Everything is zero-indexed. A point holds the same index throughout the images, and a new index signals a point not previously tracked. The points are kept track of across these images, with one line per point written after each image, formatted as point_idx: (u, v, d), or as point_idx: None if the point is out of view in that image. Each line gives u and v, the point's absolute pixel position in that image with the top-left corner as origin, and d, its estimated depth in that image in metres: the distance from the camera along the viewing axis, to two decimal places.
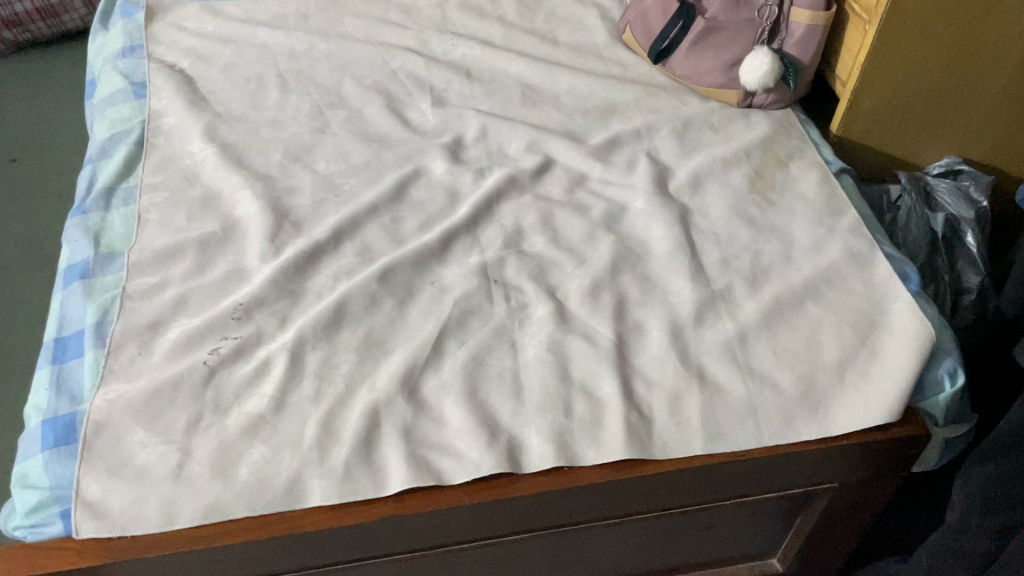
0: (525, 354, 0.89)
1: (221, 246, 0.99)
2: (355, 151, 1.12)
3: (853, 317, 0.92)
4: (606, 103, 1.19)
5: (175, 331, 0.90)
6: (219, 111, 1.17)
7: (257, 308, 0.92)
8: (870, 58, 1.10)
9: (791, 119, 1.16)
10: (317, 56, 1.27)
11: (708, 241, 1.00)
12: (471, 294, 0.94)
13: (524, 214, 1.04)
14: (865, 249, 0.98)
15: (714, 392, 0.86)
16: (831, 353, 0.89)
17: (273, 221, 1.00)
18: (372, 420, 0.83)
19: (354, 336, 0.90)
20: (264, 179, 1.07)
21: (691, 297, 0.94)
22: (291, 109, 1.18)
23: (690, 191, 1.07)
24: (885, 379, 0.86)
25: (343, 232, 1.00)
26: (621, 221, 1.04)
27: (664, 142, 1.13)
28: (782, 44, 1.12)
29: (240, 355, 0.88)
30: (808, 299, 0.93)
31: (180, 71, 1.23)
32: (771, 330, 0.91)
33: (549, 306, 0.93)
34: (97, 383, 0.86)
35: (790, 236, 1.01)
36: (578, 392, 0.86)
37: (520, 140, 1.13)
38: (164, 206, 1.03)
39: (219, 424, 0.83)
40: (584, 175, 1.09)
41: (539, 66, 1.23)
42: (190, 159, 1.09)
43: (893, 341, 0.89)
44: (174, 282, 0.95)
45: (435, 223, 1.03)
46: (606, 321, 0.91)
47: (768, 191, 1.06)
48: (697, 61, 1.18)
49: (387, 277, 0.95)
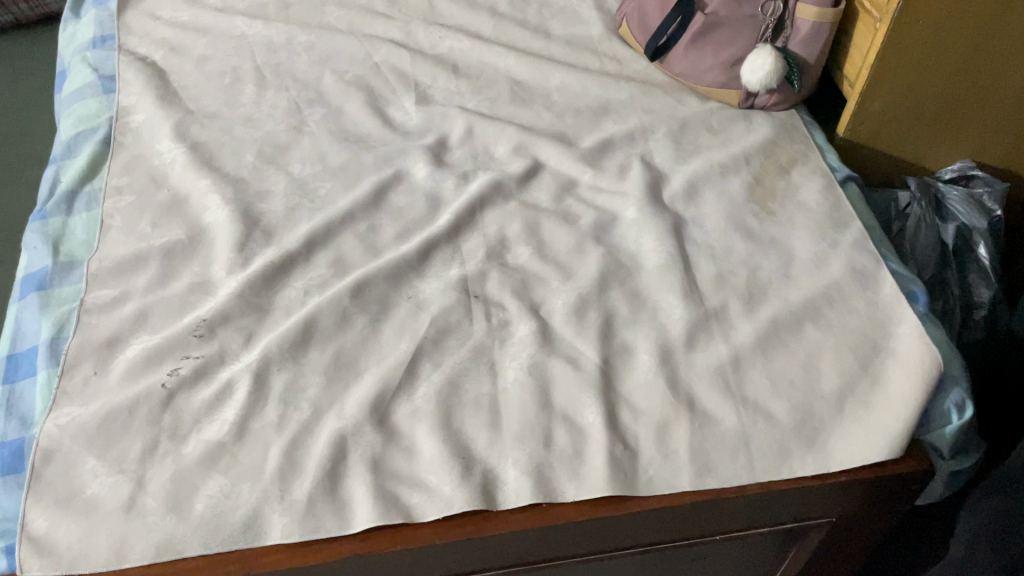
0: (506, 377, 0.84)
1: (187, 255, 0.94)
2: (332, 152, 1.06)
3: (855, 341, 0.86)
4: (600, 102, 1.13)
5: (134, 349, 0.85)
6: (192, 107, 1.11)
7: (221, 325, 0.87)
8: (879, 60, 1.03)
9: (794, 122, 1.10)
10: (296, 48, 1.20)
11: (702, 255, 0.94)
12: (449, 311, 0.89)
13: (508, 223, 0.98)
14: (870, 266, 0.92)
15: (705, 422, 0.81)
16: (830, 381, 0.83)
17: (242, 229, 0.95)
18: (338, 450, 0.77)
19: (323, 355, 0.85)
20: (235, 182, 1.01)
21: (683, 317, 0.88)
22: (267, 105, 1.12)
23: (686, 199, 1.00)
24: (888, 411, 0.81)
25: (316, 241, 0.95)
26: (611, 231, 0.98)
27: (659, 145, 1.07)
28: (787, 41, 1.06)
29: (201, 376, 0.83)
30: (807, 321, 0.88)
31: (152, 64, 1.16)
32: (768, 354, 0.85)
33: (531, 325, 0.87)
34: (48, 406, 0.81)
35: (790, 250, 0.95)
36: (560, 421, 0.80)
37: (507, 141, 1.07)
38: (129, 212, 0.98)
39: (176, 452, 0.78)
40: (573, 180, 1.03)
41: (529, 61, 1.17)
42: (157, 159, 1.04)
43: (898, 369, 0.83)
44: (135, 295, 0.90)
45: (414, 231, 0.97)
46: (591, 343, 0.86)
47: (768, 200, 1.00)
48: (696, 59, 1.11)
49: (361, 292, 0.90)
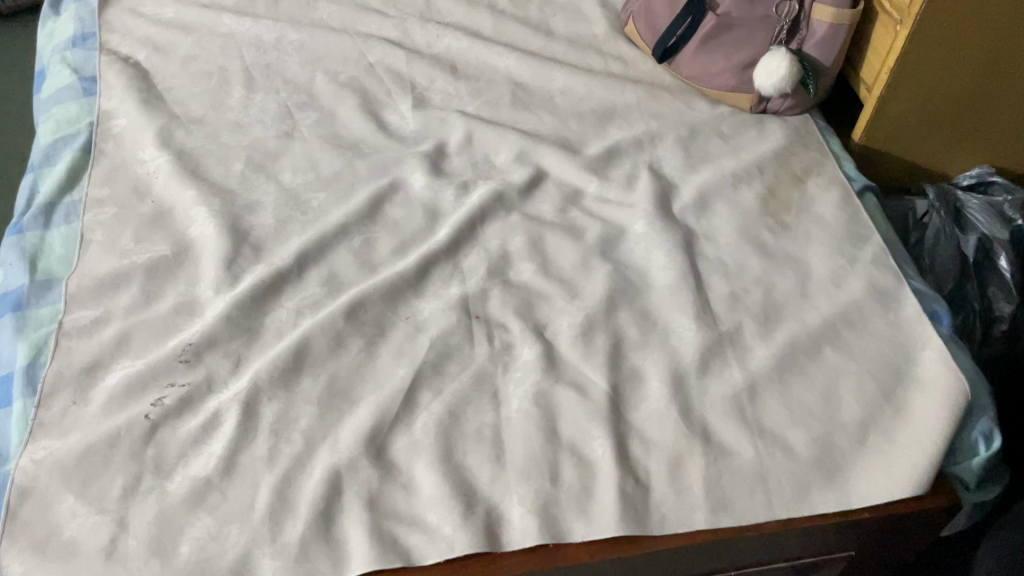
0: (509, 407, 0.79)
1: (172, 273, 0.89)
2: (324, 160, 1.00)
3: (876, 366, 0.82)
4: (605, 105, 1.08)
5: (115, 376, 0.80)
6: (177, 111, 1.05)
7: (208, 349, 0.82)
8: (900, 64, 0.98)
9: (809, 127, 1.05)
10: (286, 47, 1.15)
11: (715, 271, 0.90)
12: (449, 334, 0.85)
13: (511, 237, 0.94)
14: (891, 284, 0.88)
15: (720, 455, 0.76)
16: (851, 411, 0.79)
17: (230, 244, 0.90)
18: (333, 487, 0.73)
19: (316, 383, 0.80)
20: (222, 193, 0.96)
21: (696, 340, 0.83)
22: (256, 109, 1.07)
23: (696, 211, 0.96)
24: (912, 444, 0.77)
25: (308, 257, 0.90)
26: (619, 246, 0.93)
27: (668, 153, 1.02)
28: (802, 44, 1.01)
29: (186, 407, 0.78)
30: (826, 344, 0.84)
31: (135, 65, 1.11)
32: (785, 381, 0.81)
33: (536, 349, 0.83)
34: (24, 439, 0.76)
35: (807, 267, 0.90)
36: (567, 454, 0.76)
37: (508, 149, 1.02)
38: (111, 225, 0.93)
39: (160, 489, 0.73)
40: (579, 191, 0.99)
41: (531, 62, 1.12)
42: (141, 168, 0.98)
43: (921, 399, 0.79)
44: (117, 316, 0.85)
45: (412, 246, 0.92)
46: (599, 369, 0.81)
47: (782, 212, 0.95)
48: (706, 62, 1.06)
49: (356, 313, 0.85)
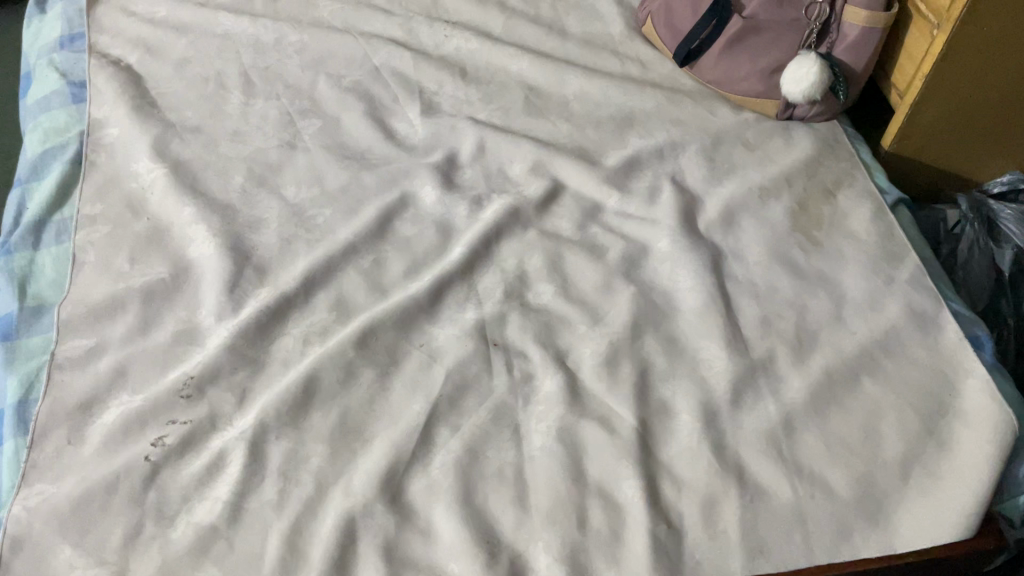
0: (532, 444, 0.75)
1: (170, 298, 0.84)
2: (330, 173, 0.95)
3: (917, 398, 0.78)
4: (623, 112, 1.02)
5: (112, 413, 0.76)
6: (172, 119, 1.00)
7: (210, 382, 0.77)
8: (936, 69, 0.93)
9: (838, 135, 1.00)
10: (286, 48, 1.09)
11: (744, 293, 0.85)
12: (466, 363, 0.80)
13: (528, 256, 0.89)
14: (930, 307, 0.84)
15: (756, 496, 0.72)
16: (893, 447, 0.75)
17: (231, 267, 0.85)
18: (347, 535, 0.69)
19: (327, 419, 0.76)
20: (222, 210, 0.91)
21: (727, 370, 0.79)
22: (256, 116, 1.01)
23: (723, 227, 0.91)
24: (958, 483, 0.73)
25: (315, 279, 0.85)
26: (642, 265, 0.88)
27: (691, 164, 0.97)
28: (831, 47, 0.96)
29: (189, 446, 0.74)
30: (864, 374, 0.79)
31: (127, 68, 1.05)
32: (823, 415, 0.77)
33: (558, 380, 0.78)
34: (17, 484, 0.72)
35: (841, 289, 0.86)
36: (594, 496, 0.72)
37: (523, 159, 0.97)
38: (104, 245, 0.87)
39: (163, 538, 0.69)
40: (598, 205, 0.94)
41: (544, 64, 1.06)
42: (134, 182, 0.93)
43: (967, 434, 0.75)
44: (112, 346, 0.80)
45: (424, 267, 0.88)
46: (626, 402, 0.77)
47: (813, 228, 0.91)
48: (731, 67, 1.01)
49: (367, 341, 0.80)
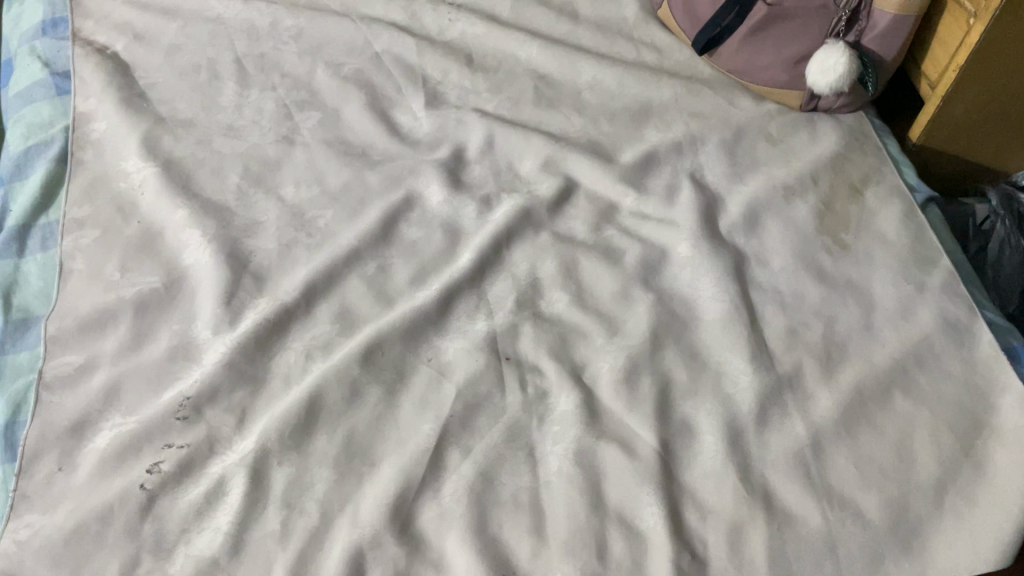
0: (547, 467, 0.71)
1: (165, 309, 0.79)
2: (331, 171, 0.90)
3: (952, 416, 0.74)
4: (639, 103, 0.97)
5: (105, 436, 0.72)
6: (163, 113, 0.94)
7: (208, 402, 0.73)
8: (971, 61, 0.88)
9: (864, 127, 0.95)
10: (282, 34, 1.03)
11: (769, 302, 0.81)
12: (478, 379, 0.76)
13: (541, 261, 0.84)
14: (964, 316, 0.79)
15: (784, 522, 0.68)
16: (927, 469, 0.71)
17: (228, 275, 0.80)
18: (354, 569, 0.65)
19: (332, 441, 0.72)
20: (218, 212, 0.86)
21: (753, 386, 0.75)
22: (251, 109, 0.96)
23: (745, 229, 0.86)
24: (996, 509, 0.69)
25: (317, 289, 0.81)
26: (661, 271, 0.84)
27: (711, 160, 0.92)
28: (860, 35, 0.90)
29: (187, 472, 0.70)
30: (896, 389, 0.75)
31: (113, 57, 0.99)
32: (853, 434, 0.73)
33: (575, 398, 0.74)
34: (6, 515, 0.68)
35: (871, 296, 0.81)
36: (615, 524, 0.68)
37: (534, 155, 0.92)
38: (94, 251, 0.83)
39: (161, 572, 0.65)
40: (614, 205, 0.89)
41: (555, 52, 1.01)
42: (124, 182, 0.88)
43: (1005, 455, 0.71)
44: (104, 362, 0.76)
45: (432, 273, 0.83)
46: (646, 421, 0.73)
47: (840, 230, 0.86)
48: (754, 56, 0.95)
49: (373, 356, 0.76)
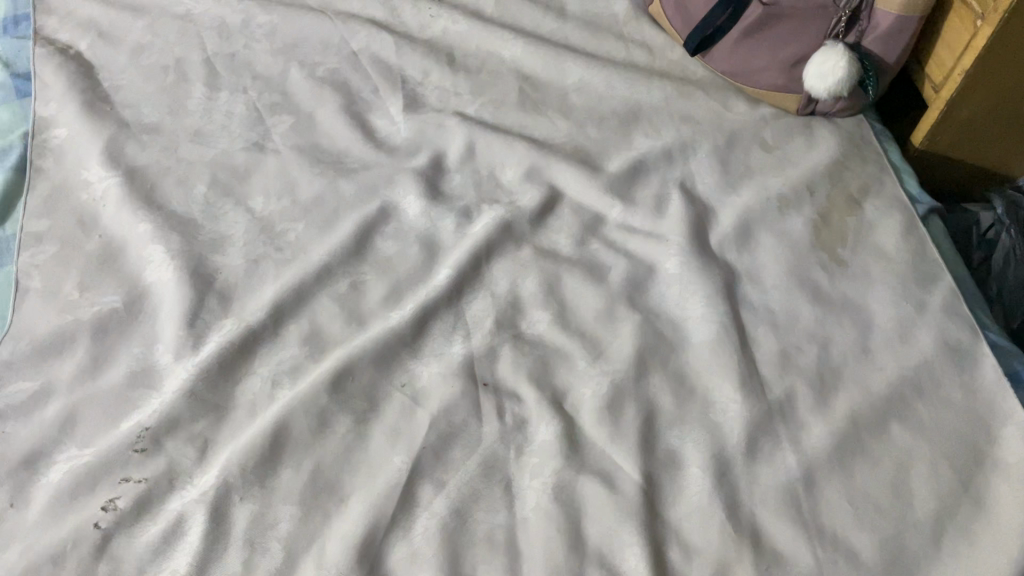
0: (524, 504, 0.67)
1: (125, 331, 0.76)
2: (303, 180, 0.86)
3: (952, 447, 0.69)
4: (627, 106, 0.93)
5: (59, 469, 0.68)
6: (127, 117, 0.90)
7: (168, 433, 0.70)
8: (977, 64, 0.84)
9: (864, 133, 0.91)
10: (255, 31, 0.99)
11: (761, 323, 0.77)
12: (453, 408, 0.72)
13: (522, 278, 0.80)
14: (967, 339, 0.75)
15: (773, 563, 0.64)
16: (925, 505, 0.67)
17: (192, 295, 0.76)
18: None
19: (297, 475, 0.68)
20: (183, 226, 0.82)
21: (743, 415, 0.71)
22: (221, 112, 0.91)
23: (737, 244, 0.82)
24: (997, 548, 0.65)
25: (285, 309, 0.77)
26: (648, 289, 0.80)
27: (702, 168, 0.88)
28: (860, 36, 0.86)
29: (145, 509, 0.66)
30: (893, 419, 0.71)
31: (77, 57, 0.95)
32: (847, 467, 0.69)
33: (554, 428, 0.70)
34: None
35: (868, 317, 0.77)
36: (594, 565, 0.64)
37: (517, 164, 0.88)
38: (52, 268, 0.79)
39: None
40: (599, 217, 0.85)
41: (541, 52, 0.96)
42: (85, 193, 0.84)
43: (1007, 491, 0.67)
44: (60, 389, 0.72)
45: (407, 291, 0.79)
46: (630, 454, 0.69)
47: (837, 244, 0.82)
48: (748, 57, 0.91)
49: (342, 383, 0.72)
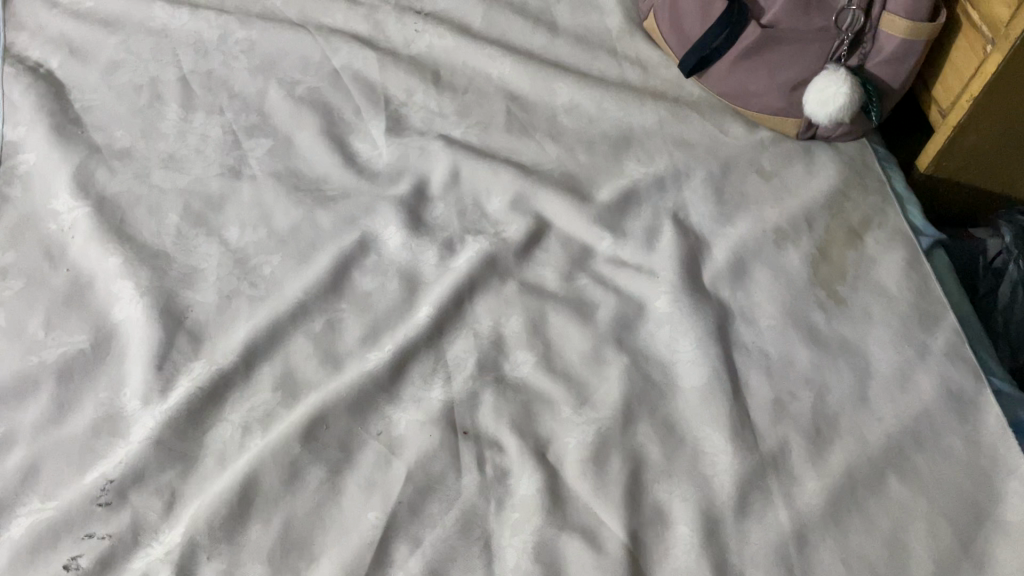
0: (503, 564, 0.64)
1: (92, 373, 0.72)
2: (279, 209, 0.83)
3: (952, 505, 0.66)
4: (619, 130, 0.89)
5: (20, 525, 0.65)
6: (98, 141, 0.87)
7: (134, 485, 0.66)
8: (986, 92, 0.80)
9: (867, 159, 0.87)
10: (232, 47, 0.95)
11: (754, 367, 0.74)
12: (432, 458, 0.69)
13: (506, 316, 0.77)
14: (970, 386, 0.72)
15: None
16: (923, 567, 0.63)
17: (162, 335, 0.73)
18: None
19: (267, 531, 0.65)
20: (153, 259, 0.79)
21: (734, 469, 0.68)
22: (196, 135, 0.88)
23: (731, 280, 0.79)
24: None
25: (259, 350, 0.74)
26: (637, 329, 0.76)
27: (696, 198, 0.84)
28: (864, 59, 0.82)
29: (108, 568, 0.63)
30: (891, 473, 0.68)
31: (47, 75, 0.91)
32: (842, 525, 0.66)
33: (536, 481, 0.67)
34: None
35: (867, 360, 0.74)
36: None
37: (503, 192, 0.85)
38: (17, 306, 0.76)
39: None
40: (588, 250, 0.82)
41: (530, 71, 0.93)
42: (53, 223, 0.80)
43: (1009, 552, 0.64)
44: (22, 437, 0.69)
45: (386, 329, 0.76)
46: (615, 509, 0.66)
47: (836, 281, 0.78)
48: (746, 80, 0.87)
49: (315, 431, 0.69)
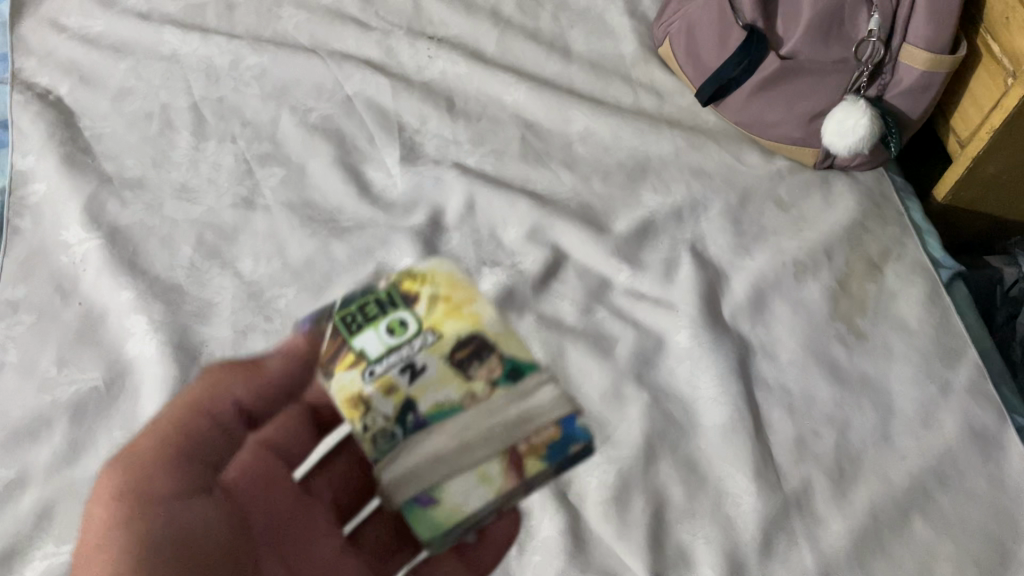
0: None
1: (106, 411, 0.71)
2: (294, 241, 0.82)
3: (978, 546, 0.66)
4: (635, 159, 0.89)
5: (36, 567, 0.63)
6: (109, 170, 0.86)
7: None
8: (1008, 125, 0.79)
9: (884, 189, 0.87)
10: (244, 73, 0.94)
11: (776, 404, 0.73)
12: None
13: None
14: (992, 424, 0.72)
15: None
16: None
17: (177, 372, 0.72)
18: None
19: None
20: (166, 293, 0.78)
21: (758, 510, 0.67)
22: (208, 164, 0.87)
23: (751, 314, 0.78)
24: None
25: None
26: (657, 365, 0.76)
27: (714, 230, 0.84)
28: (883, 90, 0.82)
29: None
30: (915, 513, 0.67)
31: (58, 104, 0.90)
32: (867, 568, 0.65)
33: (558, 523, 0.66)
34: None
35: (890, 397, 0.73)
36: None
37: (519, 223, 0.84)
38: (28, 342, 0.75)
39: None
40: (606, 282, 0.81)
41: (545, 99, 0.92)
42: (65, 256, 0.79)
43: None
44: (35, 478, 0.68)
45: None
46: (638, 552, 0.65)
47: (856, 314, 0.78)
48: (764, 111, 0.86)
49: None
